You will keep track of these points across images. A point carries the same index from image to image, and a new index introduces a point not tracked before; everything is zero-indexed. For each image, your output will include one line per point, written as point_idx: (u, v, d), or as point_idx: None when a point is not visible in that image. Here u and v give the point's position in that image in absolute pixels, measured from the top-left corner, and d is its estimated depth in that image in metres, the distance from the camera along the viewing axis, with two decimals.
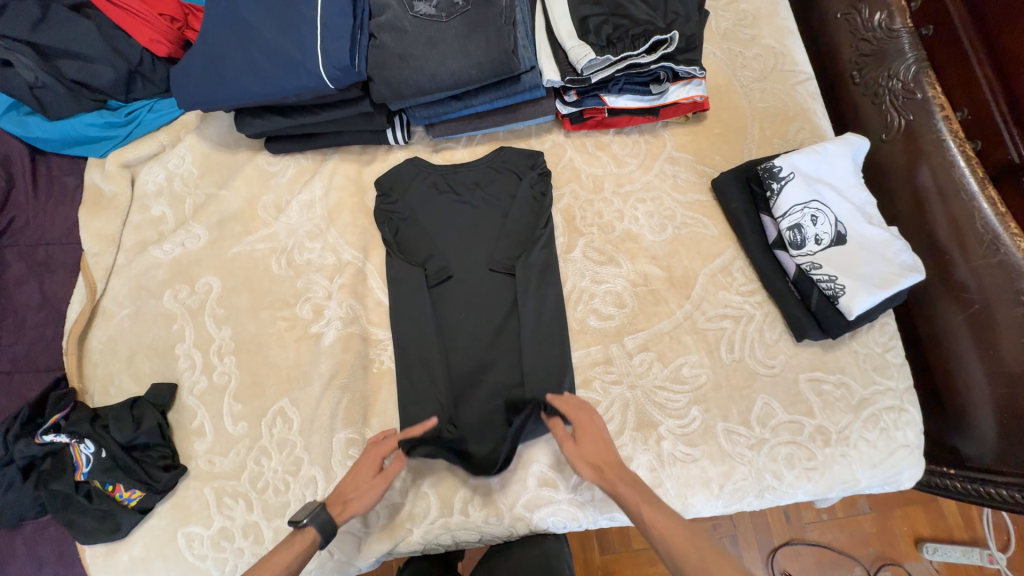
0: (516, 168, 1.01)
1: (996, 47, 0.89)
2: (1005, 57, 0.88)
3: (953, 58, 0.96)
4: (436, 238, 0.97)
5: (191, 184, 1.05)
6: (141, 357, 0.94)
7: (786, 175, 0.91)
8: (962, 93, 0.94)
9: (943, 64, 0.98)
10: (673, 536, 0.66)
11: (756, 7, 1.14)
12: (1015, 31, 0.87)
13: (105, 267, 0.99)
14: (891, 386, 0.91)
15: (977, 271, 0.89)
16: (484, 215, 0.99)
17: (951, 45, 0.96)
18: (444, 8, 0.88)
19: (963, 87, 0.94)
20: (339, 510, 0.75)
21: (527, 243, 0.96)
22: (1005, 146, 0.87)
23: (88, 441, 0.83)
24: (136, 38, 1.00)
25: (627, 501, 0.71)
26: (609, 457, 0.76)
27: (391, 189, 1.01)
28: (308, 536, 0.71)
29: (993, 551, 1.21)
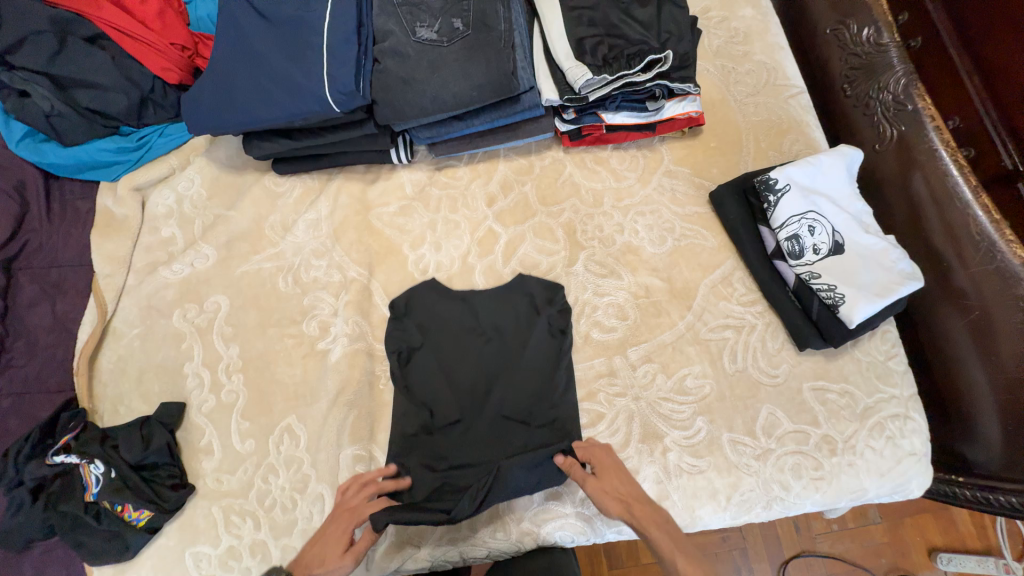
0: (535, 299, 0.96)
1: (979, 58, 0.93)
2: (990, 66, 0.92)
3: (941, 70, 0.99)
4: (444, 374, 0.91)
5: (200, 206, 1.07)
6: (150, 376, 0.96)
7: (782, 188, 0.93)
8: (951, 103, 0.97)
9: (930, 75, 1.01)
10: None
11: (747, 24, 1.17)
12: (996, 42, 0.91)
13: (116, 288, 1.01)
14: (895, 394, 0.92)
15: (974, 277, 0.90)
16: (497, 354, 0.93)
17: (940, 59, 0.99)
18: (445, 33, 0.91)
19: (952, 97, 0.97)
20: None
21: (545, 386, 0.90)
22: (998, 153, 0.90)
23: (97, 461, 0.84)
24: (147, 66, 1.03)
25: (663, 547, 0.71)
26: (633, 494, 0.77)
27: (404, 312, 0.96)
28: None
29: (1009, 560, 1.19)
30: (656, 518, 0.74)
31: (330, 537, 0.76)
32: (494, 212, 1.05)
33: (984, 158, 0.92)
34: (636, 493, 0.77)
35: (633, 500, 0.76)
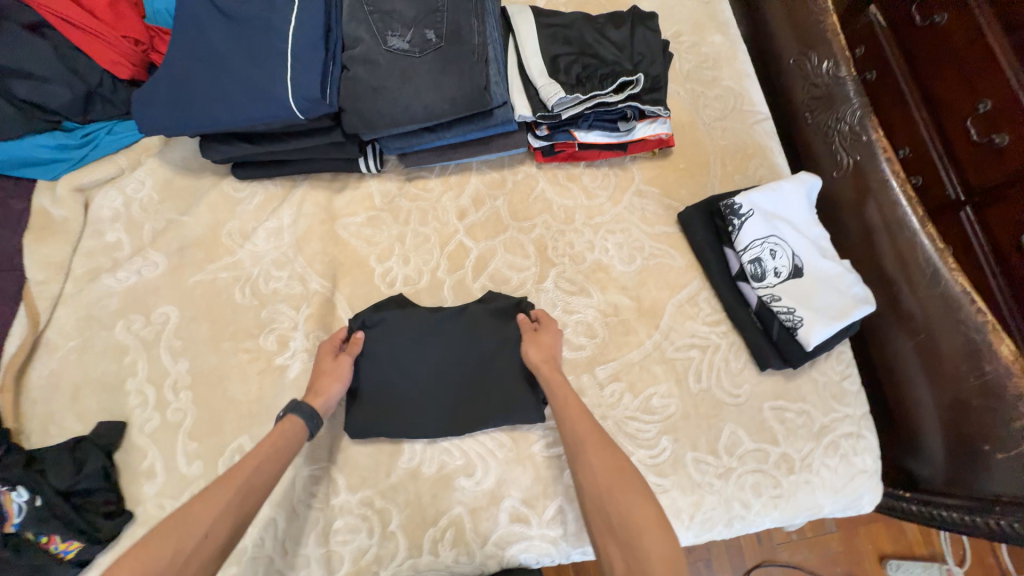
0: (504, 316, 0.94)
1: (929, 93, 1.04)
2: (938, 102, 1.02)
3: (895, 105, 1.10)
4: (408, 389, 0.89)
5: (151, 209, 1.01)
6: (87, 392, 0.88)
7: (746, 212, 0.96)
8: (903, 133, 1.09)
9: (884, 105, 1.12)
10: (578, 417, 0.77)
11: (716, 50, 1.20)
12: (942, 80, 1.01)
13: (51, 296, 0.93)
14: (849, 413, 0.95)
15: (921, 301, 0.95)
16: (460, 370, 0.91)
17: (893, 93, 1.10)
18: (417, 43, 0.89)
19: (904, 128, 1.08)
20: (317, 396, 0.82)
21: (512, 403, 0.88)
22: (942, 184, 1.02)
23: (20, 488, 0.76)
24: (95, 59, 0.96)
25: (552, 384, 0.81)
26: (552, 351, 0.87)
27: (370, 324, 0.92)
28: (286, 425, 0.76)
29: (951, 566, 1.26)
30: (557, 370, 0.84)
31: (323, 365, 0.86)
32: (465, 225, 1.04)
33: (931, 185, 1.04)
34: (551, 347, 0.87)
35: (551, 360, 0.85)
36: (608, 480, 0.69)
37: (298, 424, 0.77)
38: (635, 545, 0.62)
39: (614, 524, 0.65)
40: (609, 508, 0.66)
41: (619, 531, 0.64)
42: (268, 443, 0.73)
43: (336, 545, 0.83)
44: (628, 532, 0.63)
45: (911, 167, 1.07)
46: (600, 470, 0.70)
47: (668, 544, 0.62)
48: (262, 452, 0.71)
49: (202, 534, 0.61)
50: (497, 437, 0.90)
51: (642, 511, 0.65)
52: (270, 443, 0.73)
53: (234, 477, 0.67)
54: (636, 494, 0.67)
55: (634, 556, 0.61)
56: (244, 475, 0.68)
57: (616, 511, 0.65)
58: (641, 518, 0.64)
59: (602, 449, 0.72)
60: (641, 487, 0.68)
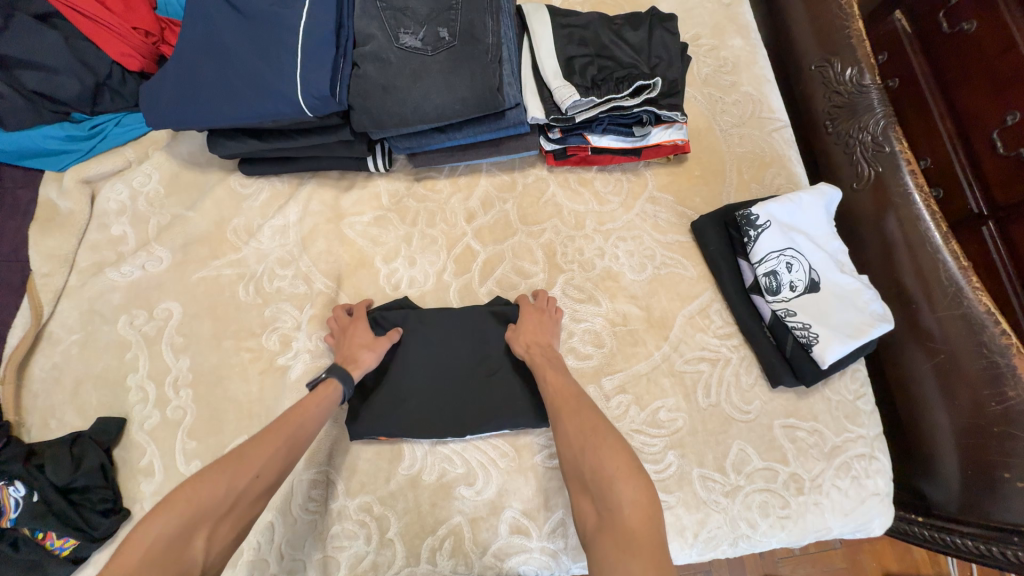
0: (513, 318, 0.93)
1: (954, 103, 1.01)
2: (963, 113, 0.99)
3: (918, 113, 1.07)
4: (416, 392, 0.88)
5: (157, 204, 1.00)
6: (88, 387, 0.88)
7: (763, 224, 0.93)
8: (924, 142, 1.05)
9: (906, 114, 1.09)
10: (554, 383, 0.79)
11: (736, 54, 1.17)
12: (968, 89, 0.98)
13: (55, 289, 0.92)
14: (862, 434, 0.92)
15: (942, 321, 0.92)
16: (466, 376, 0.89)
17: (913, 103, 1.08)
18: (430, 41, 0.87)
19: (925, 138, 1.05)
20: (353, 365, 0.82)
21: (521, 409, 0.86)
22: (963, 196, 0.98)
23: (17, 483, 0.76)
24: (105, 50, 0.95)
25: (531, 356, 0.84)
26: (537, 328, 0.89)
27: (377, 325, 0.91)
28: (330, 390, 0.78)
29: None
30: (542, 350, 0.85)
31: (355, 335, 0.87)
32: (473, 228, 1.02)
33: (951, 200, 1.01)
34: (544, 329, 0.88)
35: (541, 346, 0.85)
36: (582, 437, 0.71)
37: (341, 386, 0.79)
38: (606, 495, 0.64)
39: (587, 481, 0.67)
40: (582, 465, 0.68)
41: (591, 487, 0.66)
42: (313, 403, 0.76)
43: (333, 551, 0.82)
44: (599, 486, 0.65)
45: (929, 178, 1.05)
46: (575, 430, 0.72)
47: (640, 491, 0.63)
48: (307, 408, 0.75)
49: (255, 473, 0.66)
50: (499, 446, 0.88)
51: (613, 460, 0.66)
52: (315, 404, 0.76)
53: (282, 425, 0.72)
54: (608, 445, 0.69)
55: (604, 505, 0.63)
56: (291, 427, 0.72)
57: (590, 465, 0.68)
58: (612, 468, 0.66)
59: (576, 413, 0.74)
60: (614, 439, 0.69)
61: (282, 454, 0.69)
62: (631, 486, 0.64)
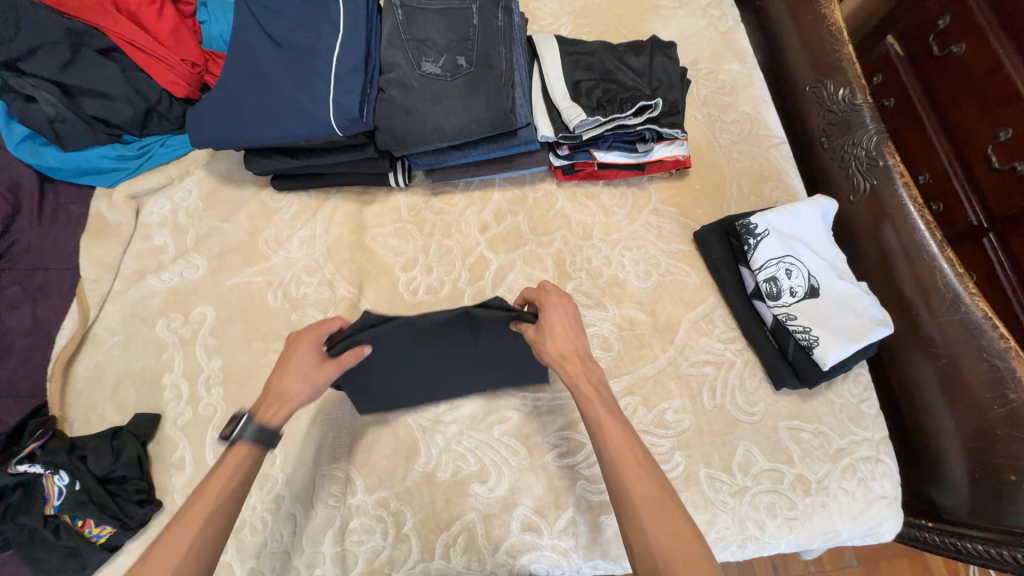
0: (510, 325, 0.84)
1: (949, 126, 1.17)
2: (957, 135, 1.15)
3: (914, 134, 1.24)
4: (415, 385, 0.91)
5: (196, 216, 1.08)
6: (127, 385, 0.94)
7: (762, 232, 0.98)
8: (924, 160, 1.22)
9: (904, 134, 1.26)
10: (624, 457, 0.68)
11: (733, 77, 1.25)
12: (960, 114, 1.14)
13: (101, 294, 1.00)
14: (867, 436, 0.94)
15: (942, 326, 0.95)
16: (465, 371, 0.91)
17: (912, 122, 1.24)
18: (449, 68, 0.95)
19: (924, 156, 1.21)
20: (275, 411, 0.71)
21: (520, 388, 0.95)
22: (963, 209, 1.13)
23: (61, 472, 0.81)
24: (156, 79, 1.05)
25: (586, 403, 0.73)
26: (580, 352, 0.77)
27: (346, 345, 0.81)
28: (240, 453, 0.68)
29: None
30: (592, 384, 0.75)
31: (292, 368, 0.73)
32: (487, 238, 1.08)
33: (952, 211, 1.15)
34: (581, 350, 0.77)
35: (575, 357, 0.76)
36: (666, 543, 0.61)
37: (251, 451, 0.68)
38: None
39: None
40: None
41: None
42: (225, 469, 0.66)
43: (351, 545, 0.85)
44: None
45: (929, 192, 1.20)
46: (655, 530, 0.62)
47: None
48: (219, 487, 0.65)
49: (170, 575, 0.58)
50: (511, 445, 0.92)
51: None
52: (230, 470, 0.67)
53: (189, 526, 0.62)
54: (696, 561, 0.60)
55: None
56: (206, 508, 0.64)
57: None
58: None
59: (655, 501, 0.64)
60: (704, 555, 0.61)
61: (200, 545, 0.61)
62: None
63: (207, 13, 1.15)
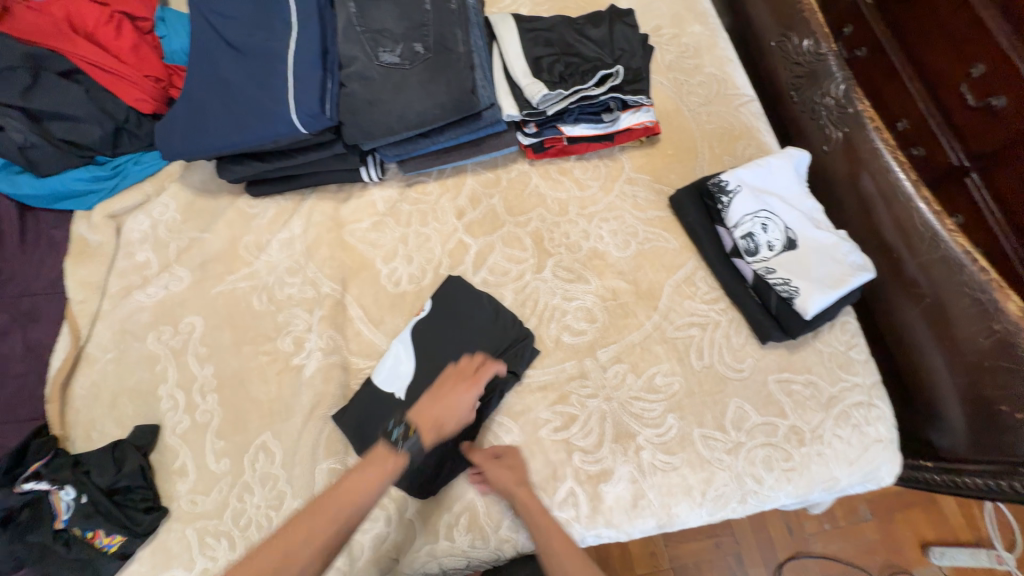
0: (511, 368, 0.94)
1: (921, 67, 1.17)
2: (929, 75, 1.16)
3: (888, 79, 1.25)
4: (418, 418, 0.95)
5: (176, 230, 1.09)
6: (124, 400, 0.96)
7: (734, 189, 0.98)
8: (899, 106, 1.23)
9: (879, 77, 1.27)
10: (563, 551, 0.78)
11: (697, 40, 1.24)
12: (930, 53, 1.15)
13: (90, 314, 1.01)
14: (858, 381, 0.94)
15: (924, 266, 0.94)
16: None
17: (886, 67, 1.25)
18: (407, 56, 0.95)
19: (900, 102, 1.22)
20: (433, 431, 0.77)
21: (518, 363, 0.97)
22: (945, 151, 1.14)
23: (67, 488, 0.83)
24: (122, 98, 1.07)
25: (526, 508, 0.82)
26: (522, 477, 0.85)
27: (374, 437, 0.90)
28: (392, 459, 0.73)
29: (1000, 551, 1.32)
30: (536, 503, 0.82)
31: (451, 397, 0.81)
32: (464, 224, 1.09)
33: (932, 154, 1.17)
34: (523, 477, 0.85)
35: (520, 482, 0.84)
36: None
37: (394, 462, 0.73)
38: None
39: None
40: None
41: None
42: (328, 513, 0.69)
43: (357, 535, 0.87)
44: None
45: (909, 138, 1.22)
46: None
47: None
48: (374, 477, 0.72)
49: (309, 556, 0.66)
50: (504, 423, 0.93)
51: None
52: (370, 477, 0.72)
53: (337, 509, 0.69)
54: None
55: None
56: (331, 507, 0.70)
57: None
58: None
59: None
60: None
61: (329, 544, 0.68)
62: None
63: (165, 28, 1.15)
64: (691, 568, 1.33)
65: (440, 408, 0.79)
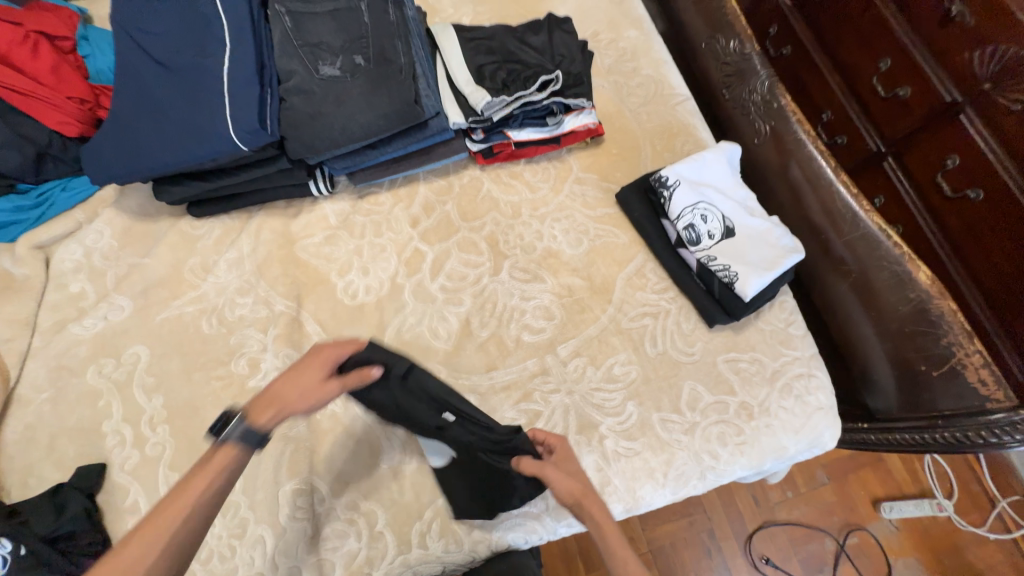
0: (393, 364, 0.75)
1: (839, 62, 1.31)
2: (846, 69, 1.30)
3: (811, 75, 1.39)
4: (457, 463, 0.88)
5: (113, 256, 1.04)
6: (64, 441, 0.90)
7: (673, 183, 1.03)
8: (823, 100, 1.37)
9: (802, 72, 1.42)
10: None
11: (633, 44, 1.30)
12: (845, 49, 1.29)
13: (20, 351, 0.95)
14: (797, 355, 1.01)
15: (850, 244, 1.01)
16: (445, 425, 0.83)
17: (808, 64, 1.39)
18: (348, 69, 0.95)
19: (822, 95, 1.37)
20: (271, 413, 0.63)
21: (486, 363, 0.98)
22: (864, 141, 1.29)
23: (2, 539, 0.76)
24: (42, 121, 1.01)
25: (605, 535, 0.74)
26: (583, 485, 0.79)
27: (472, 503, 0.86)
28: (227, 450, 0.61)
29: (939, 499, 1.45)
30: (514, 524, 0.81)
31: (300, 375, 0.67)
32: (419, 232, 1.09)
33: (854, 142, 1.31)
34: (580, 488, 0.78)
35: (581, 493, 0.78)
36: None
37: (239, 452, 0.62)
38: None
39: None
40: None
41: None
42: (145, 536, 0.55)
43: (327, 554, 0.85)
44: None
45: (834, 129, 1.36)
46: None
47: None
48: (212, 466, 0.60)
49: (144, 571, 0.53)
50: None
51: None
52: (208, 464, 0.60)
53: (165, 526, 0.56)
54: None
55: None
56: (178, 501, 0.57)
57: None
58: None
59: None
60: None
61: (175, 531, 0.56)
62: None
63: (88, 46, 1.11)
64: (667, 548, 1.38)
65: (287, 388, 0.66)
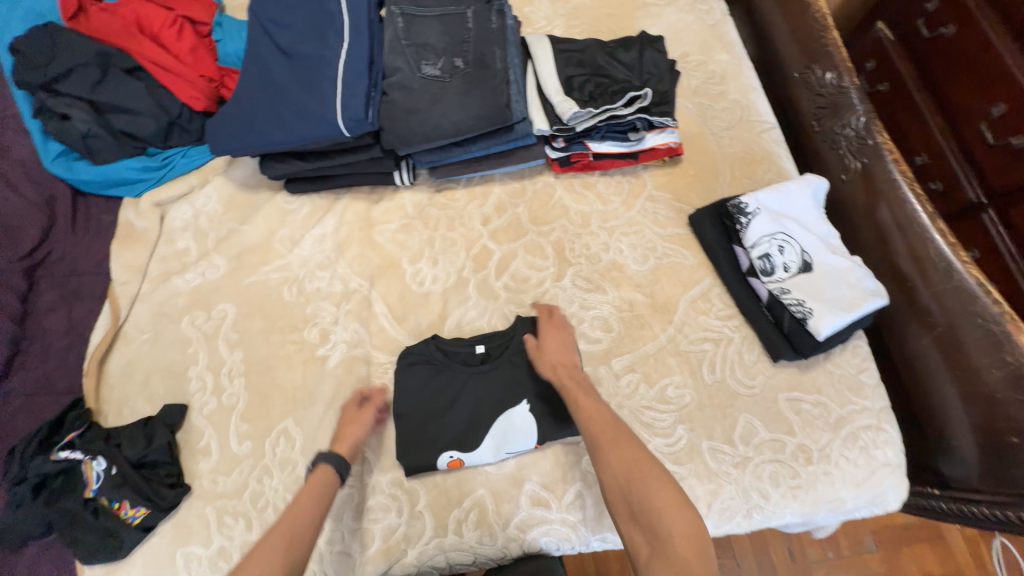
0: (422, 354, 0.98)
1: (943, 104, 1.25)
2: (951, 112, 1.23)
3: (910, 114, 1.32)
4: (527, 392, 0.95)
5: (215, 220, 1.15)
6: (156, 379, 1.00)
7: (752, 211, 1.02)
8: (920, 141, 1.30)
9: (900, 111, 1.35)
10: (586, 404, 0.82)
11: (722, 67, 1.29)
12: (952, 91, 1.22)
13: (131, 295, 1.07)
14: (867, 406, 0.96)
15: (937, 295, 0.95)
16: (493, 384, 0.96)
17: (908, 103, 1.32)
18: (447, 70, 1.01)
19: (920, 136, 1.30)
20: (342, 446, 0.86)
21: None
22: (964, 189, 1.20)
23: (100, 458, 0.88)
24: (177, 95, 1.14)
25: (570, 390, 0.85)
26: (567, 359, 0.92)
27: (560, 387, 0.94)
28: (319, 474, 0.81)
29: None
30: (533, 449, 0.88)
31: (351, 421, 0.91)
32: (489, 230, 1.13)
33: (952, 189, 1.23)
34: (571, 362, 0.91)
35: (566, 366, 0.90)
36: (628, 467, 0.73)
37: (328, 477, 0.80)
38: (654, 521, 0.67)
39: (635, 510, 0.69)
40: (629, 493, 0.71)
41: (640, 517, 0.69)
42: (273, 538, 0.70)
43: (369, 524, 0.89)
44: (647, 514, 0.68)
45: (929, 172, 1.28)
46: (618, 460, 0.74)
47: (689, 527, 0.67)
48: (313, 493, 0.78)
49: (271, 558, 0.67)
50: None
51: (661, 493, 0.69)
52: (309, 491, 0.78)
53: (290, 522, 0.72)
54: (655, 476, 0.72)
55: (654, 536, 0.67)
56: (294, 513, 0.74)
57: (636, 495, 0.70)
58: (662, 499, 0.69)
59: (617, 439, 0.77)
60: (659, 470, 0.72)
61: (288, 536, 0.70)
62: (676, 517, 0.67)
63: (220, 32, 1.25)
64: None
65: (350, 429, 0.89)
